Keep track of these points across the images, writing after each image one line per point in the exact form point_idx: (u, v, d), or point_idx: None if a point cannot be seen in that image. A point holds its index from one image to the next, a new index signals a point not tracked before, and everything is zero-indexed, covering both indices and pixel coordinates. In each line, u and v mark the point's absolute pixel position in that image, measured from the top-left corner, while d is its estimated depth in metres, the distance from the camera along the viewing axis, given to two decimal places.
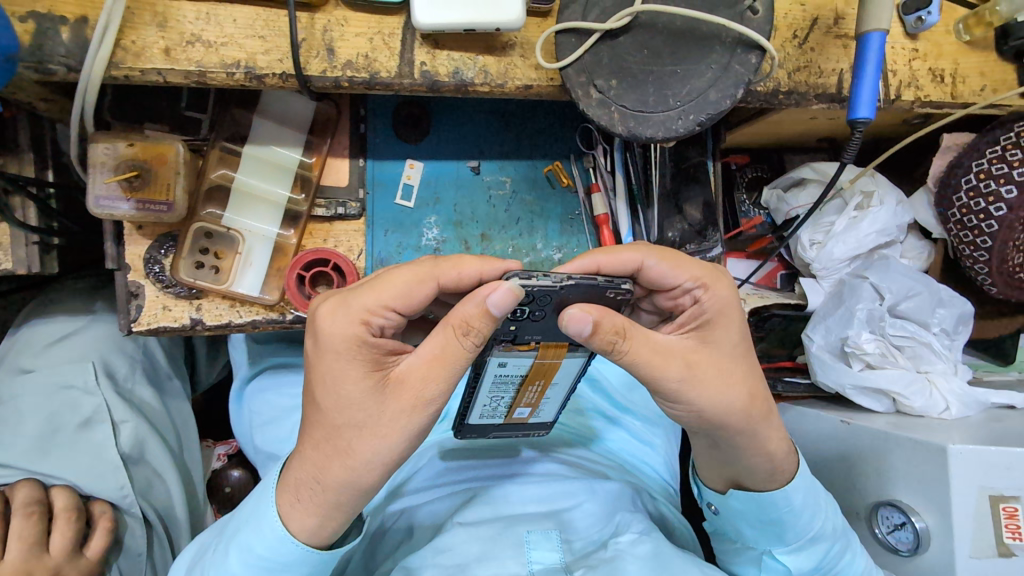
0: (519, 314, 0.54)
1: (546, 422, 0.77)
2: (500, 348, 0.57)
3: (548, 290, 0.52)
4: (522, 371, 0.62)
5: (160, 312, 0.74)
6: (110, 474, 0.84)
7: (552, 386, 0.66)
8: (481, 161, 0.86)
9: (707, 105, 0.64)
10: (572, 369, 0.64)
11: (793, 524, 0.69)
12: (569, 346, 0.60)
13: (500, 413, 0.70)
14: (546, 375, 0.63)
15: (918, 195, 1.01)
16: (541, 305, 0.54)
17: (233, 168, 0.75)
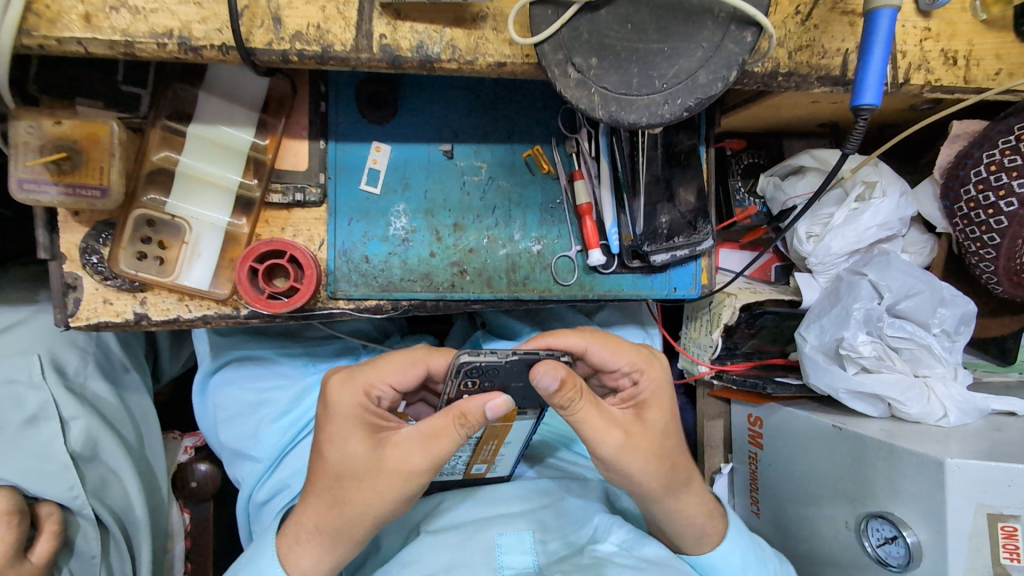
0: (469, 382, 0.60)
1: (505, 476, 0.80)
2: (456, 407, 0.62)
3: (497, 364, 0.58)
4: (479, 435, 0.66)
5: (100, 306, 0.68)
6: (59, 475, 0.79)
7: (504, 443, 0.71)
8: (455, 144, 0.80)
9: (698, 88, 0.58)
10: (520, 428, 0.69)
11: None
12: (518, 411, 0.64)
13: (460, 472, 0.75)
14: (499, 436, 0.68)
15: (924, 186, 0.94)
16: (490, 376, 0.60)
17: (178, 151, 0.69)
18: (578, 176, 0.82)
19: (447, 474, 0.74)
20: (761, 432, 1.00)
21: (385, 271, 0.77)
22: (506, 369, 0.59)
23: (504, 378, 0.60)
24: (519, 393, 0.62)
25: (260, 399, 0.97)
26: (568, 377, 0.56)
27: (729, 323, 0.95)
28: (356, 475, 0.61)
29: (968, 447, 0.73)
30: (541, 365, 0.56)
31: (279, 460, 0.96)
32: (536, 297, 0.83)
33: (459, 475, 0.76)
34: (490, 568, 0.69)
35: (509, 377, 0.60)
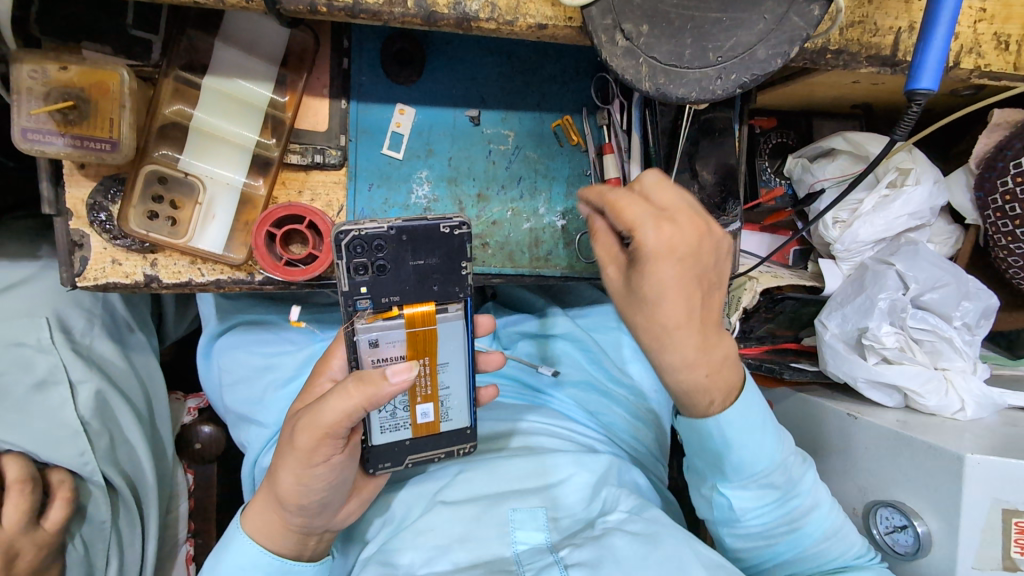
0: (359, 271, 0.55)
1: (465, 429, 0.66)
2: (363, 319, 0.56)
3: (381, 236, 0.55)
4: (401, 349, 0.59)
5: (109, 266, 0.65)
6: (69, 441, 0.78)
7: (444, 365, 0.61)
8: (481, 110, 0.76)
9: (754, 64, 0.55)
10: (453, 335, 0.60)
11: (735, 459, 0.68)
12: (435, 306, 0.57)
13: (403, 422, 0.63)
14: (429, 349, 0.60)
15: (958, 174, 0.92)
16: (380, 255, 0.55)
17: (191, 104, 0.64)
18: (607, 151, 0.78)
19: (391, 430, 0.63)
20: None
21: None
22: (394, 245, 0.55)
23: (397, 258, 0.55)
24: (418, 277, 0.56)
25: (266, 363, 0.95)
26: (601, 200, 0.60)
27: (749, 307, 0.93)
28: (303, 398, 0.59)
29: (986, 442, 0.73)
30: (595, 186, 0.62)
31: (285, 427, 0.94)
32: (558, 274, 0.81)
33: (407, 431, 0.64)
34: (503, 543, 0.70)
35: (401, 255, 0.55)
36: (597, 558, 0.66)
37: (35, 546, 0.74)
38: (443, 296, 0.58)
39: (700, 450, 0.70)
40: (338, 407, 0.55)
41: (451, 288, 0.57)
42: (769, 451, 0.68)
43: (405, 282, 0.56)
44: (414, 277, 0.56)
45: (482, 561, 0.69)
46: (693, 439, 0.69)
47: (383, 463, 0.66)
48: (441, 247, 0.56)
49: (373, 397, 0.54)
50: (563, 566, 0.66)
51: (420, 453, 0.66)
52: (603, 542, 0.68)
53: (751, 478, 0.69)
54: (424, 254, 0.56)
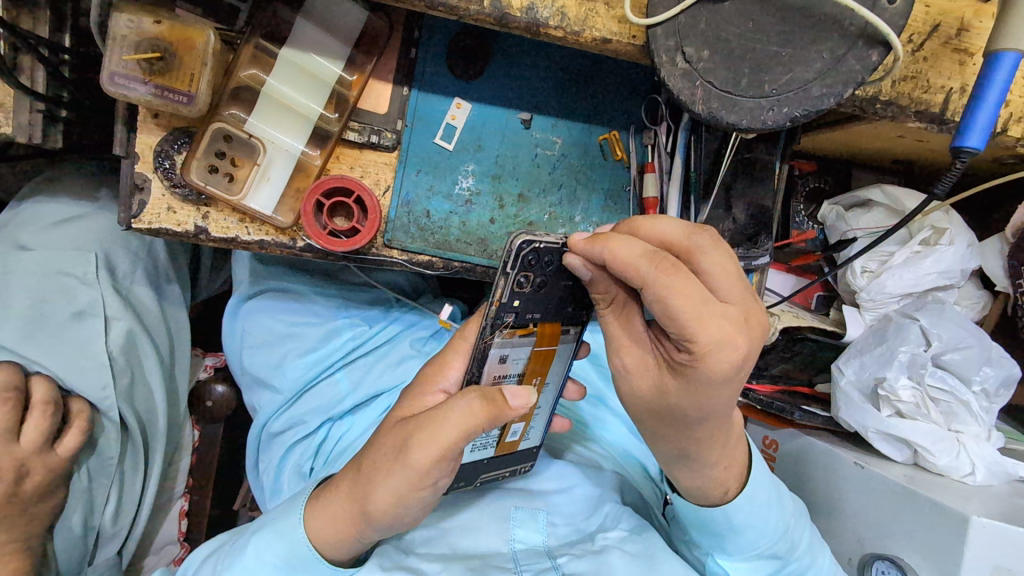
0: (522, 284, 0.56)
1: (534, 450, 0.72)
2: (502, 334, 0.59)
3: (552, 254, 0.56)
4: (520, 366, 0.63)
5: (164, 213, 0.69)
6: (94, 372, 0.82)
7: (545, 385, 0.67)
8: (534, 114, 0.79)
9: (807, 99, 0.56)
10: (563, 357, 0.66)
11: (737, 538, 0.69)
12: (562, 327, 0.63)
13: (493, 440, 0.65)
14: (541, 369, 0.65)
15: (992, 241, 0.92)
16: (542, 271, 0.56)
17: (266, 71, 0.68)
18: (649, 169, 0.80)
19: (480, 449, 0.64)
20: (775, 453, 1.00)
21: (444, 229, 0.77)
22: (558, 266, 0.57)
23: (555, 276, 0.58)
24: (560, 298, 0.60)
25: (289, 332, 0.97)
26: (598, 276, 0.55)
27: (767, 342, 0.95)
28: (424, 421, 0.56)
29: (991, 507, 0.73)
30: (574, 234, 0.55)
31: (299, 395, 0.97)
32: None
33: (491, 450, 0.66)
34: (501, 538, 0.70)
35: (558, 275, 0.58)
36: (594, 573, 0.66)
37: (47, 471, 0.77)
38: (571, 319, 0.63)
39: (700, 527, 0.70)
40: (460, 423, 0.54)
41: (579, 312, 0.63)
42: (772, 517, 0.68)
43: (550, 301, 0.60)
44: (558, 298, 0.60)
45: (479, 552, 0.69)
46: (718, 521, 0.68)
47: (459, 482, 0.66)
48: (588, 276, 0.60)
49: (496, 416, 0.56)
50: None
51: (491, 471, 0.69)
52: (600, 558, 0.68)
53: (744, 549, 0.71)
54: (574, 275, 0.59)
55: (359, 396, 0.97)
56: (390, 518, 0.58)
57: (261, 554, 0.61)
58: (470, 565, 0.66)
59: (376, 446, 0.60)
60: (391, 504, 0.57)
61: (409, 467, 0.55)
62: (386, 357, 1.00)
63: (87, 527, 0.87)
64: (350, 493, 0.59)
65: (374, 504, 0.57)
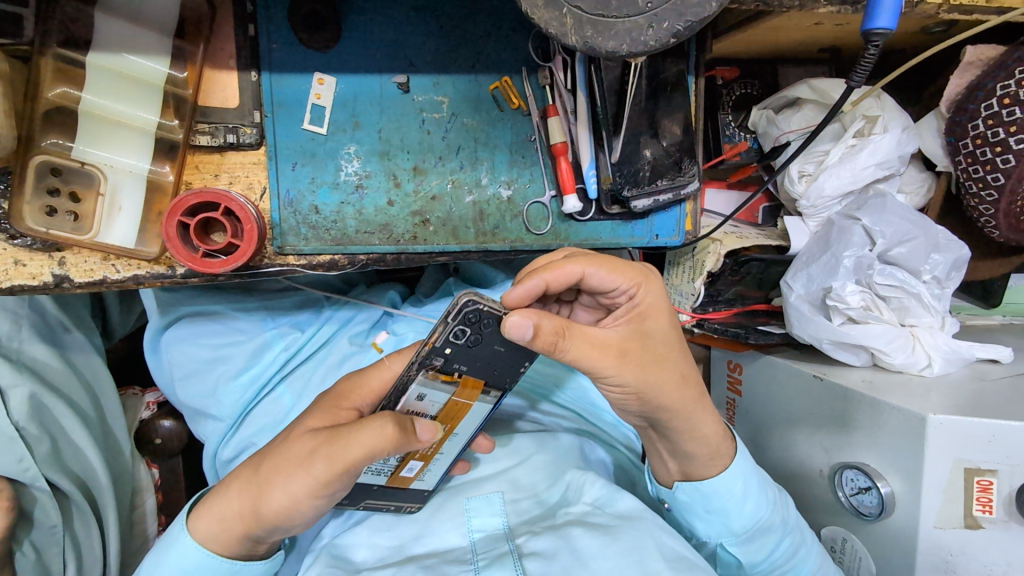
0: (458, 336, 0.51)
1: (423, 491, 0.69)
2: (426, 374, 0.53)
3: (495, 316, 0.51)
4: (433, 410, 0.59)
5: (12, 267, 0.61)
6: (6, 447, 0.76)
7: (454, 435, 0.63)
8: (411, 75, 0.70)
9: (687, 8, 0.49)
10: (477, 416, 0.63)
11: (737, 513, 0.68)
12: (483, 386, 0.58)
13: (388, 469, 0.61)
14: (453, 419, 0.61)
15: (928, 119, 0.87)
16: (481, 327, 0.51)
17: (78, 86, 0.58)
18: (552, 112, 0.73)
19: (375, 474, 0.60)
20: (740, 378, 0.98)
21: (339, 223, 0.70)
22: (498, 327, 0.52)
23: (488, 337, 0.53)
24: (492, 358, 0.56)
25: (216, 355, 0.91)
26: (539, 318, 0.50)
27: (713, 271, 0.90)
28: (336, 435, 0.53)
29: (950, 398, 0.71)
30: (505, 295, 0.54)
31: (241, 419, 0.91)
32: (506, 248, 0.76)
33: (383, 478, 0.62)
34: (458, 532, 0.68)
35: (494, 337, 0.53)
36: (555, 548, 0.64)
37: None
38: (494, 380, 0.59)
39: (705, 512, 0.69)
40: (366, 443, 0.51)
41: (504, 377, 0.59)
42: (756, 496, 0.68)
43: (480, 356, 0.55)
44: (489, 356, 0.55)
45: (437, 551, 0.67)
46: (693, 501, 0.69)
47: (342, 500, 0.62)
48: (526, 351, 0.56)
49: (403, 445, 0.53)
50: (519, 557, 0.63)
51: (377, 499, 0.66)
52: (560, 533, 0.65)
53: (748, 531, 0.69)
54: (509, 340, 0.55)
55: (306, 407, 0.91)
56: (280, 526, 0.57)
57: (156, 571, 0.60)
58: (424, 563, 0.64)
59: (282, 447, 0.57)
60: (281, 511, 0.54)
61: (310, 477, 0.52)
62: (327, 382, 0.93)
63: None
64: (244, 492, 0.57)
65: (268, 507, 0.55)
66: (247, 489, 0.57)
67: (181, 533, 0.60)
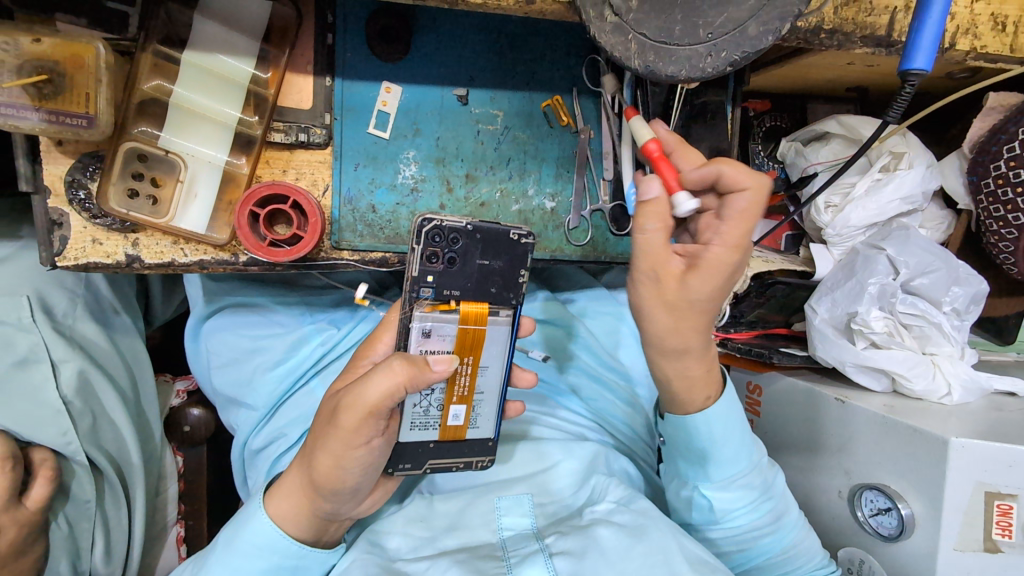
0: (429, 255, 0.56)
1: (488, 441, 0.67)
2: (420, 308, 0.57)
3: (458, 230, 0.56)
4: (449, 344, 0.59)
5: (89, 245, 0.64)
6: (51, 420, 0.79)
7: (484, 368, 0.63)
8: (470, 89, 0.74)
9: (746, 40, 0.53)
10: (499, 342, 0.62)
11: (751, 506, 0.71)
12: (489, 310, 0.59)
13: (434, 421, 0.62)
14: (475, 349, 0.61)
15: (951, 159, 0.92)
16: (450, 244, 0.56)
17: (171, 79, 0.63)
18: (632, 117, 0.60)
19: (421, 427, 0.62)
20: (759, 400, 0.98)
21: (392, 222, 0.74)
22: (466, 239, 0.57)
23: (465, 255, 0.57)
24: (481, 276, 0.58)
25: (254, 346, 0.94)
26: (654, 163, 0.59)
27: (740, 292, 0.94)
28: (355, 389, 0.55)
29: (970, 424, 0.74)
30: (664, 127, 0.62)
31: (275, 408, 0.94)
32: (547, 256, 0.80)
33: (435, 432, 0.63)
34: (489, 529, 0.71)
35: (470, 251, 0.57)
36: (581, 547, 0.66)
37: (20, 525, 0.75)
38: (498, 301, 0.60)
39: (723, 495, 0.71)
40: (379, 382, 0.53)
41: (507, 295, 0.60)
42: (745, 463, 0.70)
43: (468, 278, 0.58)
44: (477, 275, 0.58)
45: (470, 545, 0.69)
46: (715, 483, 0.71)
47: (404, 462, 0.64)
48: (509, 257, 0.58)
49: (418, 378, 0.54)
50: (549, 555, 0.64)
51: (441, 457, 0.65)
52: (589, 531, 0.68)
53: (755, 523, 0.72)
54: (491, 256, 0.58)
55: None
56: (334, 491, 0.59)
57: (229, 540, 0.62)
58: (461, 556, 0.66)
59: (321, 420, 0.60)
60: (325, 470, 0.57)
61: (339, 430, 0.54)
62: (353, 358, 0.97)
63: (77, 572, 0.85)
64: (301, 466, 0.59)
65: (318, 471, 0.57)
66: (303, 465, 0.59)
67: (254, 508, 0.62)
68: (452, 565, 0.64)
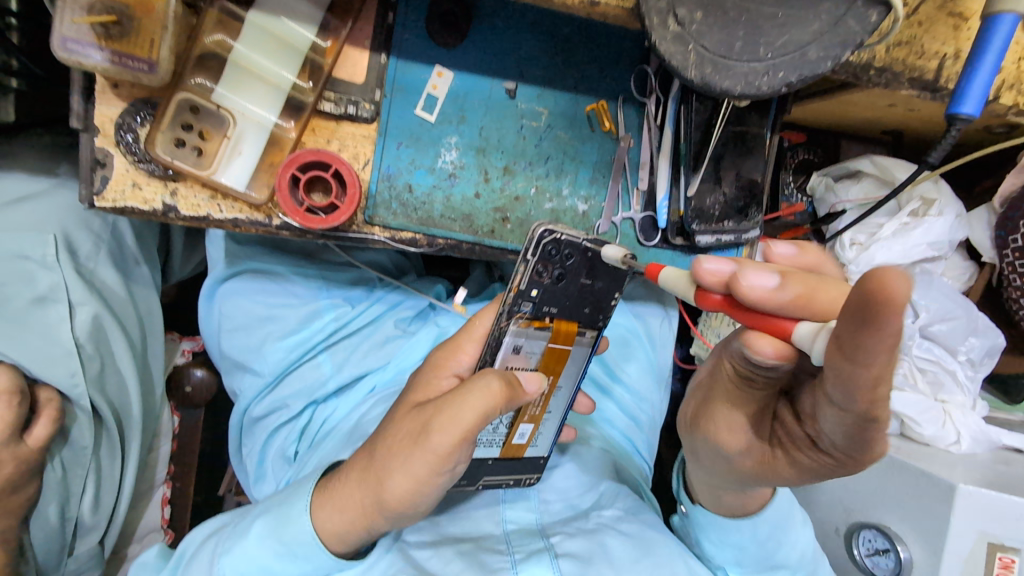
0: (541, 273, 0.56)
1: (540, 459, 0.71)
2: (516, 323, 0.58)
3: (573, 247, 0.56)
4: (534, 359, 0.62)
5: (129, 189, 0.65)
6: (62, 360, 0.78)
7: (557, 389, 0.66)
8: (519, 83, 0.75)
9: (804, 63, 0.54)
10: (577, 359, 0.65)
11: (760, 551, 0.70)
12: (578, 329, 0.62)
13: (499, 439, 0.64)
14: (555, 369, 0.64)
15: (980, 212, 0.92)
16: (559, 262, 0.56)
17: (233, 36, 0.64)
18: (654, 275, 0.47)
19: (487, 444, 0.64)
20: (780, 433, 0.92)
21: (427, 205, 0.74)
22: (579, 258, 0.57)
23: (572, 274, 0.57)
24: (579, 296, 0.59)
25: (268, 314, 0.93)
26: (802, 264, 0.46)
27: None
28: (438, 406, 0.53)
29: (976, 473, 0.74)
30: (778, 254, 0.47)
31: (281, 379, 0.94)
32: None
33: (497, 449, 0.65)
34: (493, 521, 0.72)
35: (578, 270, 0.57)
36: (588, 551, 0.66)
37: (18, 462, 0.75)
38: (588, 321, 0.62)
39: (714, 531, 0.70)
40: (476, 404, 0.51)
41: (597, 316, 0.62)
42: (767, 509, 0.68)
43: (568, 296, 0.59)
44: (577, 294, 0.59)
45: (472, 536, 0.69)
46: (712, 526, 0.70)
47: (462, 479, 0.65)
48: (612, 280, 0.59)
49: (512, 399, 0.54)
50: (554, 554, 0.65)
51: (495, 474, 0.68)
52: (594, 537, 0.69)
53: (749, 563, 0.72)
54: (593, 276, 0.59)
55: (345, 379, 0.96)
56: (404, 511, 0.56)
57: (261, 540, 0.59)
58: (463, 547, 0.66)
59: (389, 432, 0.57)
60: (406, 495, 0.54)
61: (429, 451, 0.52)
62: (369, 339, 0.99)
63: (65, 518, 0.84)
64: (362, 485, 0.56)
65: (390, 494, 0.54)
66: (364, 479, 0.57)
67: (300, 510, 0.60)
68: (453, 557, 0.64)
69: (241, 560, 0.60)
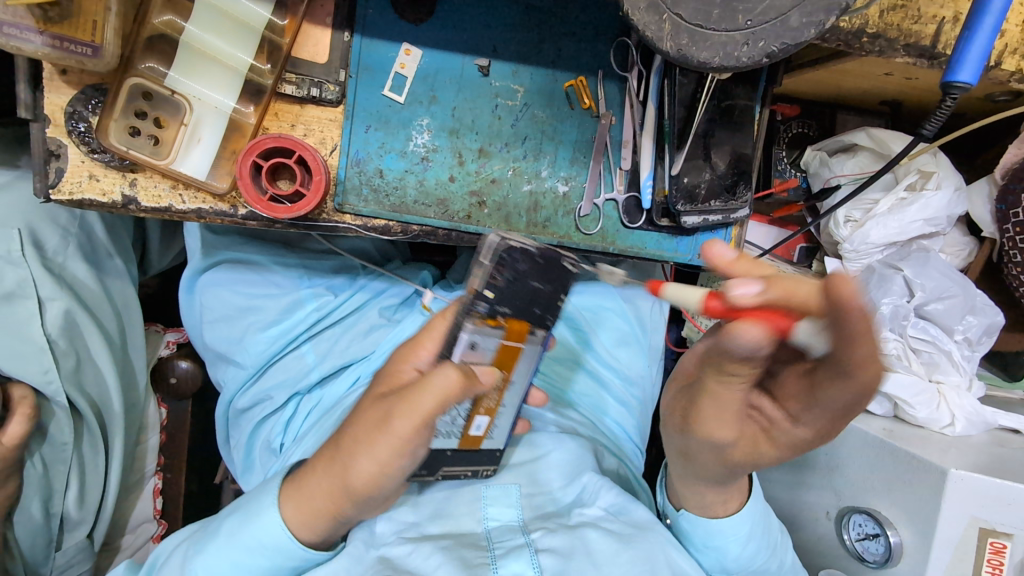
0: (494, 277, 0.58)
1: (495, 450, 0.70)
2: (473, 320, 0.57)
3: (524, 251, 0.59)
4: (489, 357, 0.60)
5: (85, 181, 0.62)
6: (34, 356, 0.77)
7: (511, 383, 0.65)
8: (492, 60, 0.72)
9: (786, 31, 0.50)
10: (529, 358, 0.65)
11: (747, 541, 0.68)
12: (529, 328, 0.61)
13: (457, 430, 0.63)
14: (508, 366, 0.63)
15: (980, 184, 0.88)
16: (509, 265, 0.58)
17: (183, 16, 0.62)
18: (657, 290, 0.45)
19: (446, 434, 0.63)
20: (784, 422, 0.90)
21: (399, 189, 0.71)
22: (528, 264, 0.59)
23: (523, 276, 0.59)
24: (530, 296, 0.60)
25: (248, 305, 0.91)
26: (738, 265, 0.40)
27: None
28: (400, 397, 0.52)
29: (971, 457, 0.72)
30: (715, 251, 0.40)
31: (263, 369, 0.92)
32: (555, 242, 0.77)
33: (455, 440, 0.64)
34: (474, 518, 0.69)
35: (528, 274, 0.59)
36: (570, 547, 0.65)
37: None
38: (537, 321, 0.62)
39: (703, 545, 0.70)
40: (437, 393, 0.50)
41: (547, 316, 0.62)
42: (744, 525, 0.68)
43: (519, 296, 0.59)
44: (527, 295, 0.60)
45: (454, 533, 0.68)
46: (695, 532, 0.69)
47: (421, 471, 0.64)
48: (558, 284, 0.61)
49: (472, 388, 0.52)
50: (535, 550, 0.64)
51: (453, 464, 0.67)
52: (577, 533, 0.67)
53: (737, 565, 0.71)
54: (542, 280, 0.60)
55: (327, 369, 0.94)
56: (370, 495, 0.55)
57: (232, 535, 0.58)
58: (442, 543, 0.65)
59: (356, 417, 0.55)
60: (369, 480, 0.53)
61: (392, 437, 0.50)
62: (351, 328, 0.97)
63: (48, 513, 0.84)
64: (328, 473, 0.55)
65: (354, 479, 0.53)
66: (328, 468, 0.55)
67: (266, 506, 0.59)
68: (433, 552, 0.62)
69: (215, 559, 0.59)
